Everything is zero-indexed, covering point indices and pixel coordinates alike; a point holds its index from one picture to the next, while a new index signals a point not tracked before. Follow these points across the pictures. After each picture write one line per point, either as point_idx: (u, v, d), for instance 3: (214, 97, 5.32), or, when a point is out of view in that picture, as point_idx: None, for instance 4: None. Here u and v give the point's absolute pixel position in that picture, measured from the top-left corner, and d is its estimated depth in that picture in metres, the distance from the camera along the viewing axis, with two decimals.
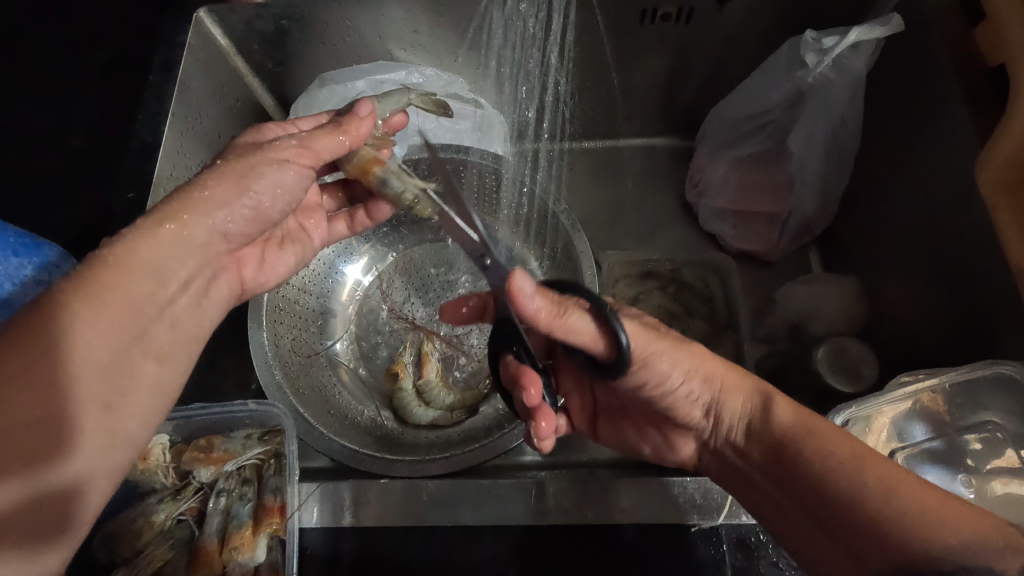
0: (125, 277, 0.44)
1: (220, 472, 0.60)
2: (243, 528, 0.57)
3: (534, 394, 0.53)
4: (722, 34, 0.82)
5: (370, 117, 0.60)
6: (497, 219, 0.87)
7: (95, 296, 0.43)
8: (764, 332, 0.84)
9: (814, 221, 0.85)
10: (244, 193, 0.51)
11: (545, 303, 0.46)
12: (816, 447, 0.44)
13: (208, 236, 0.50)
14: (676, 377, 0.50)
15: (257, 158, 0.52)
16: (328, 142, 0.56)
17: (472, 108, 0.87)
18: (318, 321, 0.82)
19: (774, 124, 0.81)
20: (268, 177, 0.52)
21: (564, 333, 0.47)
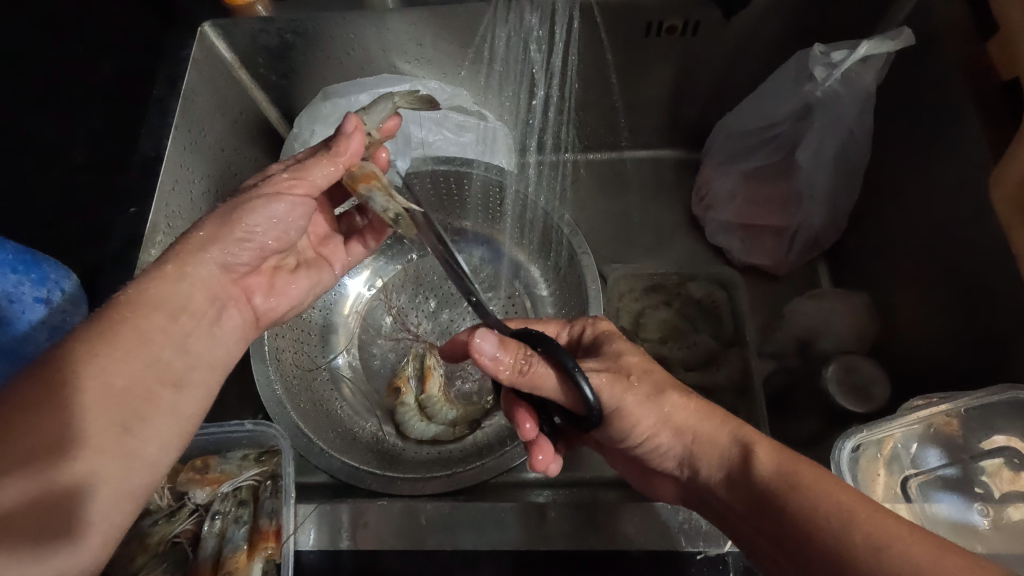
0: (139, 315, 0.47)
1: (216, 493, 0.59)
2: (238, 553, 0.55)
3: (528, 429, 0.54)
4: (728, 47, 0.81)
5: (357, 132, 0.58)
6: (501, 232, 0.87)
7: (108, 334, 0.45)
8: (772, 348, 0.82)
9: (823, 235, 0.84)
10: (236, 228, 0.53)
11: (508, 358, 0.47)
12: (801, 498, 0.41)
13: (210, 270, 0.52)
14: (643, 430, 0.49)
15: (250, 195, 0.54)
16: (321, 169, 0.57)
17: (475, 120, 0.86)
18: (320, 335, 0.81)
19: (782, 138, 0.80)
20: (260, 211, 0.54)
21: (532, 385, 0.48)
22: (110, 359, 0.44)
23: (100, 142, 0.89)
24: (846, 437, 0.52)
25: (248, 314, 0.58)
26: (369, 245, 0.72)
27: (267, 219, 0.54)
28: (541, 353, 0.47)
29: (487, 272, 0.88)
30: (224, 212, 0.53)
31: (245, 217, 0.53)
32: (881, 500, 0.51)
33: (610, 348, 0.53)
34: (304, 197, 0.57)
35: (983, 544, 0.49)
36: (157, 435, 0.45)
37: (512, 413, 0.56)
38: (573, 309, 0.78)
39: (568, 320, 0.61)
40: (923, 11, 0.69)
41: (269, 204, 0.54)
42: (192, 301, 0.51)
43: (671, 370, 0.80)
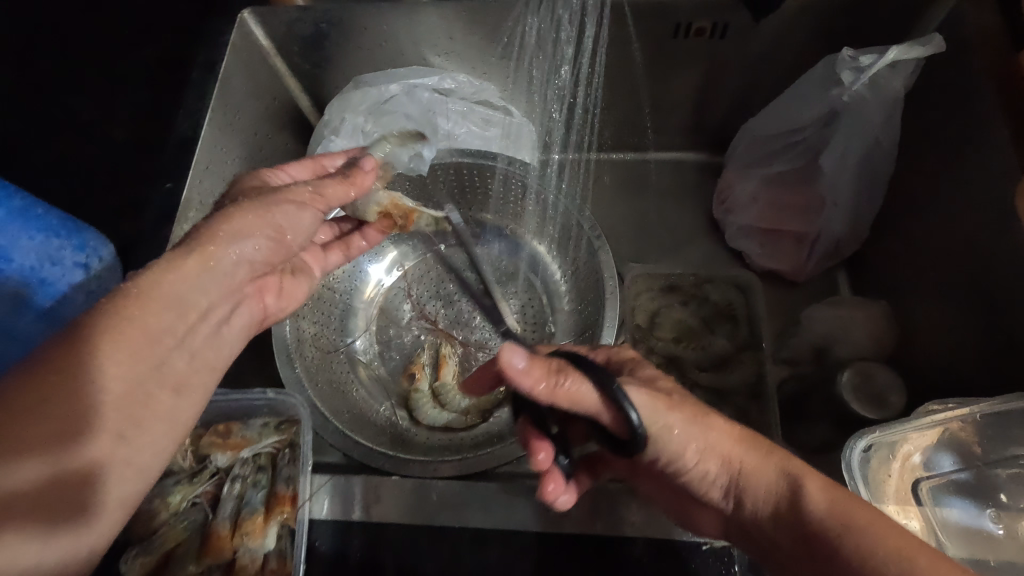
0: (151, 308, 0.45)
1: (236, 458, 0.60)
2: (255, 515, 0.56)
3: (542, 459, 0.52)
4: (756, 51, 0.81)
5: (373, 171, 0.62)
6: (523, 225, 0.88)
7: (119, 328, 0.44)
8: (787, 354, 0.83)
9: (843, 244, 0.84)
10: (267, 224, 0.52)
11: (539, 378, 0.46)
12: (859, 543, 0.39)
13: (233, 266, 0.50)
14: (690, 457, 0.47)
15: (275, 198, 0.53)
16: (339, 191, 0.58)
17: (501, 115, 0.87)
18: (340, 318, 0.83)
19: (804, 144, 0.81)
20: (286, 215, 0.53)
21: (565, 401, 0.47)
22: (117, 358, 0.44)
23: (136, 122, 0.92)
24: (860, 438, 0.51)
25: (262, 304, 0.60)
26: (348, 253, 0.74)
27: (279, 220, 0.52)
28: (574, 369, 0.47)
29: (505, 263, 0.89)
30: (262, 212, 0.52)
31: (270, 212, 0.52)
32: (886, 510, 0.50)
33: (640, 375, 0.53)
34: (319, 214, 0.57)
35: (998, 555, 0.49)
36: (167, 429, 0.48)
37: (526, 439, 0.53)
38: (591, 306, 0.79)
39: (593, 345, 0.60)
40: (955, 20, 0.69)
41: (293, 211, 0.54)
42: (207, 291, 0.50)
43: (684, 370, 0.81)
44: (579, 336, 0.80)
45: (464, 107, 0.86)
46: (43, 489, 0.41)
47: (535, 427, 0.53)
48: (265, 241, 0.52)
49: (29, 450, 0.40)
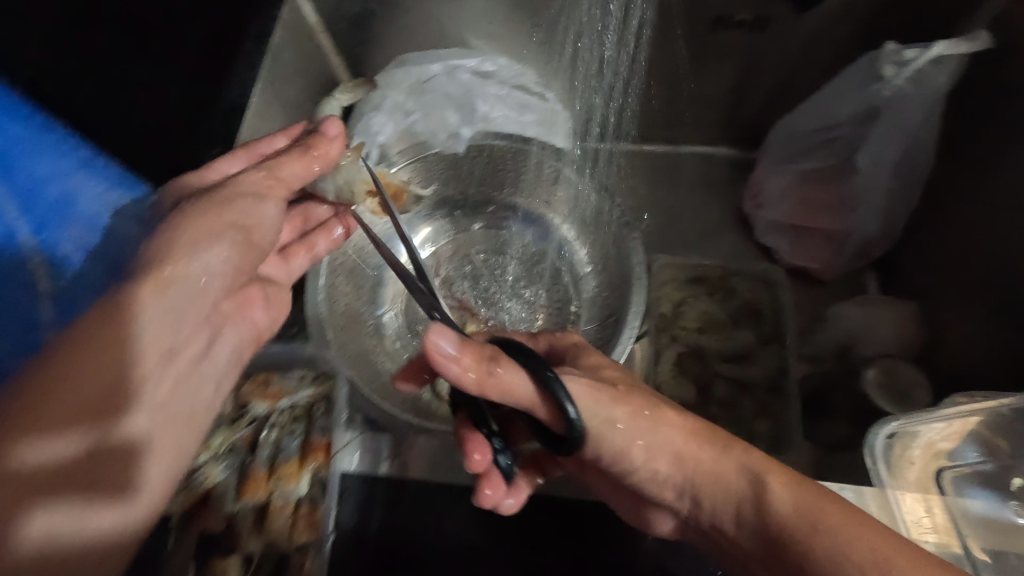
0: (120, 332, 0.43)
1: (274, 408, 0.59)
2: (290, 461, 0.56)
3: (477, 460, 0.49)
4: (796, 45, 0.81)
5: (338, 137, 0.59)
6: (552, 210, 0.90)
7: (107, 337, 0.42)
8: (810, 350, 0.84)
9: (874, 243, 0.84)
10: (226, 227, 0.49)
11: (468, 367, 0.44)
12: (830, 545, 0.41)
13: (193, 289, 0.47)
14: (637, 454, 0.49)
15: (230, 194, 0.51)
16: (296, 167, 0.56)
17: (537, 101, 0.88)
18: (370, 289, 0.85)
19: (841, 141, 0.80)
20: (245, 209, 0.51)
21: (497, 394, 0.45)
22: (106, 363, 0.42)
23: None
24: (884, 425, 0.51)
25: (252, 321, 0.55)
26: (314, 253, 0.66)
27: (236, 213, 0.50)
28: (508, 359, 0.46)
29: (532, 247, 0.91)
30: (218, 216, 0.49)
31: (219, 211, 0.49)
32: (908, 535, 0.48)
33: (588, 362, 0.54)
34: (280, 202, 0.54)
35: (1017, 549, 0.47)
36: (169, 442, 0.46)
37: (461, 438, 0.50)
38: (616, 290, 0.81)
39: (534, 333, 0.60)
40: None
41: (250, 200, 0.51)
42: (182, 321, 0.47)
43: (707, 361, 0.82)
44: (603, 320, 0.81)
45: (502, 91, 0.88)
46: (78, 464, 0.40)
47: (472, 425, 0.50)
48: (229, 244, 0.49)
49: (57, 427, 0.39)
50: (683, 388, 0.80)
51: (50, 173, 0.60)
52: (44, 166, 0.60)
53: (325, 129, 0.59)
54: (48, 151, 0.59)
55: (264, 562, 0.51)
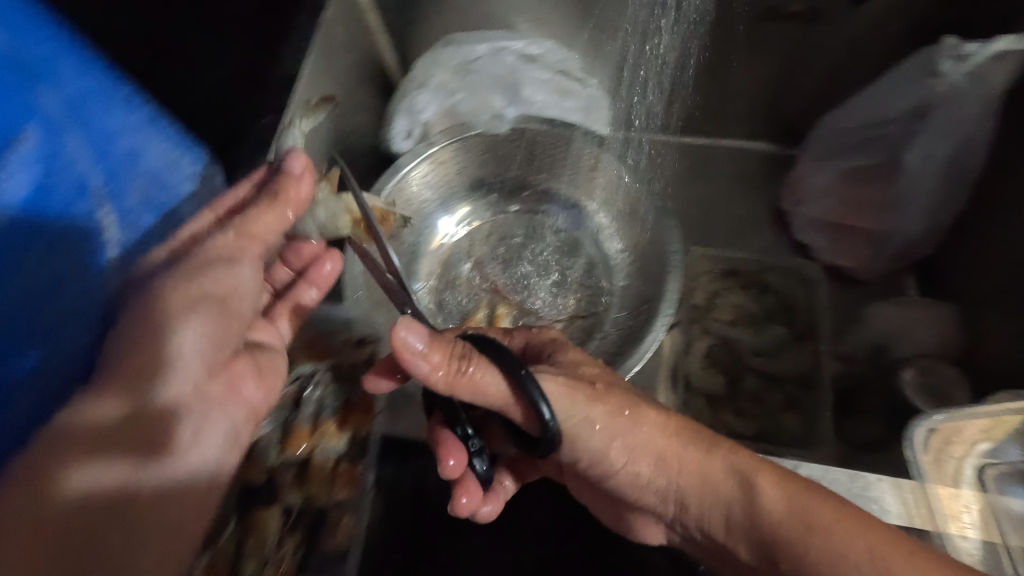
0: (141, 364, 0.45)
1: (318, 364, 0.59)
2: (333, 416, 0.56)
3: (451, 466, 0.48)
4: (849, 38, 0.81)
5: (305, 173, 0.55)
6: (590, 198, 0.90)
7: (140, 353, 0.46)
8: (844, 351, 0.82)
9: (916, 245, 0.83)
10: (194, 301, 0.48)
11: (437, 362, 0.44)
12: (823, 545, 0.42)
13: (166, 375, 0.46)
14: (616, 455, 0.49)
15: (195, 263, 0.50)
16: (265, 220, 0.52)
17: (580, 87, 0.88)
18: (407, 259, 0.87)
19: (888, 139, 0.79)
20: (212, 274, 0.49)
21: (468, 391, 0.45)
22: (144, 361, 0.46)
23: None
24: (928, 419, 0.51)
25: (244, 398, 0.50)
26: (299, 307, 0.61)
27: (213, 282, 0.49)
28: (481, 356, 0.45)
29: (566, 234, 0.91)
30: (194, 290, 0.48)
31: (192, 284, 0.48)
32: (934, 529, 0.47)
33: (566, 359, 0.52)
34: (257, 259, 0.52)
35: None
36: (152, 492, 0.44)
37: (435, 441, 0.50)
38: (651, 279, 0.80)
39: (510, 328, 0.58)
40: None
41: (223, 263, 0.50)
42: (159, 401, 0.45)
43: (738, 354, 0.81)
44: (635, 308, 0.81)
45: (546, 75, 0.88)
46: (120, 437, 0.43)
47: (446, 428, 0.50)
48: (206, 316, 0.48)
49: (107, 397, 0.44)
50: (713, 378, 0.80)
51: (120, 127, 0.58)
52: (113, 118, 0.57)
53: (288, 167, 0.54)
54: (120, 101, 0.59)
55: (303, 516, 0.52)
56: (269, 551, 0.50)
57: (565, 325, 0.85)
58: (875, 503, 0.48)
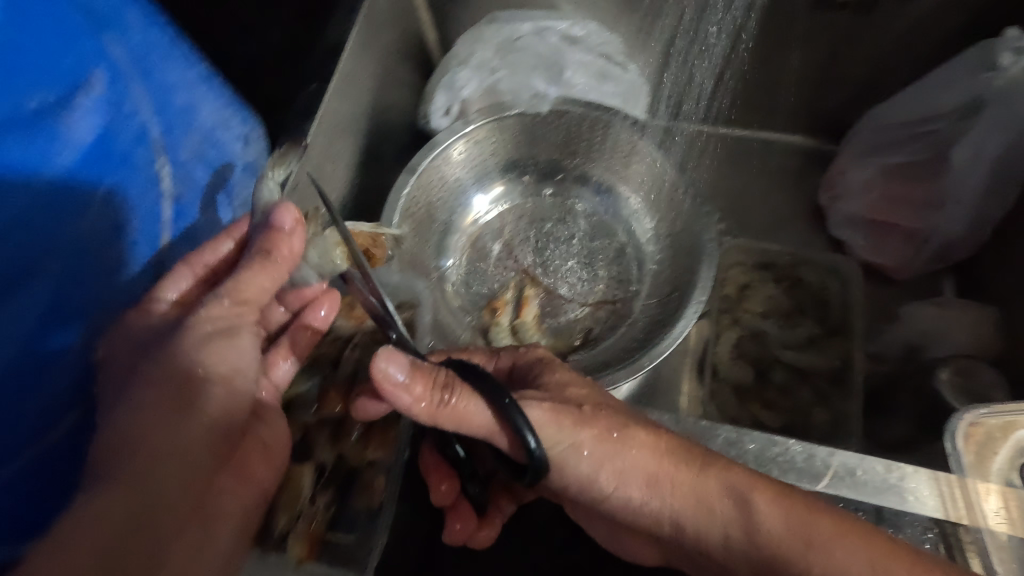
0: (144, 450, 0.43)
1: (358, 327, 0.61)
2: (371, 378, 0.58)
3: (443, 491, 0.54)
4: (900, 30, 0.80)
5: (297, 227, 0.51)
6: (625, 184, 0.89)
7: (142, 434, 0.43)
8: (876, 349, 0.81)
9: (957, 246, 0.81)
10: (192, 382, 0.46)
11: (421, 392, 0.44)
12: (827, 561, 0.42)
13: (171, 463, 0.43)
14: (605, 480, 0.47)
15: (187, 339, 0.47)
16: (256, 282, 0.49)
17: (620, 72, 0.88)
18: (439, 235, 0.88)
19: (935, 135, 0.78)
20: (211, 350, 0.47)
21: (450, 419, 0.45)
22: (150, 441, 0.43)
23: None
24: (972, 412, 0.50)
25: (250, 475, 0.49)
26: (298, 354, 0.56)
27: (211, 362, 0.47)
28: (463, 386, 0.45)
29: (599, 218, 0.91)
30: (189, 372, 0.46)
31: (185, 367, 0.46)
32: (969, 523, 0.46)
33: (552, 379, 0.51)
34: (250, 325, 0.50)
35: None
36: None
37: (429, 472, 0.55)
38: (684, 266, 0.79)
39: (498, 349, 0.57)
40: None
41: (218, 339, 0.48)
42: (174, 495, 0.43)
43: (767, 346, 0.81)
44: (666, 296, 0.80)
45: (587, 57, 0.88)
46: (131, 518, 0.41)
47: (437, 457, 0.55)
48: (209, 402, 0.46)
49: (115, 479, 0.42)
50: (742, 369, 0.80)
51: (179, 82, 0.60)
52: (174, 73, 0.59)
53: (278, 221, 0.51)
54: (178, 61, 0.59)
55: (334, 476, 0.55)
56: (303, 504, 0.53)
57: (593, 309, 0.85)
58: (910, 494, 0.48)
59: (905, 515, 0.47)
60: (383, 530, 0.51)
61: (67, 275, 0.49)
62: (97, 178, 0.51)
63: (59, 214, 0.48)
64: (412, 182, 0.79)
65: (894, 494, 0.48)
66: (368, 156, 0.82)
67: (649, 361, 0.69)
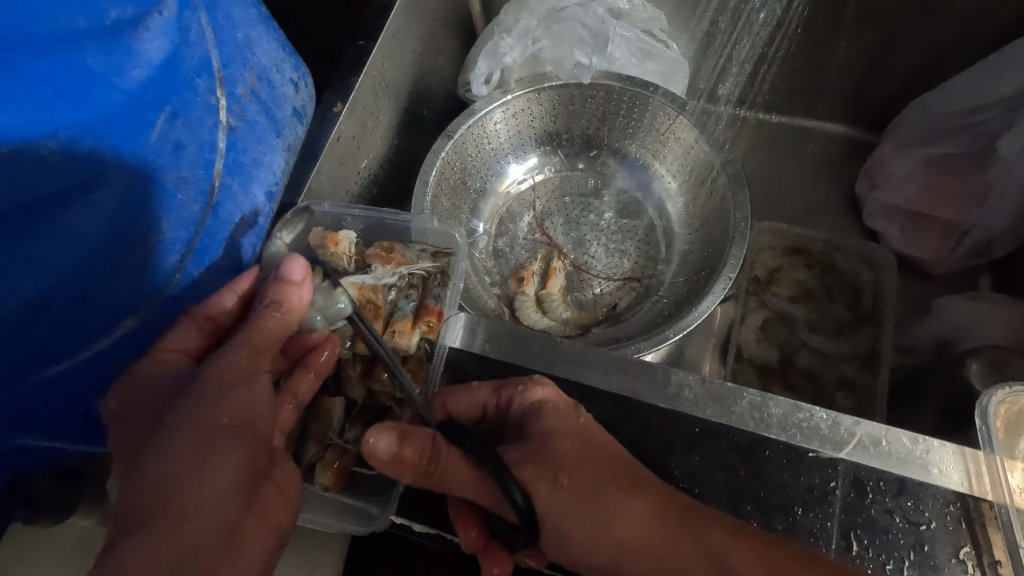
0: (171, 475, 0.37)
1: (394, 272, 0.64)
2: (406, 319, 0.62)
3: (472, 538, 0.47)
4: (955, 19, 0.78)
5: (305, 278, 0.49)
6: (660, 160, 0.88)
7: (167, 455, 0.38)
8: (906, 341, 0.81)
9: (997, 243, 0.79)
10: (205, 425, 0.40)
11: (407, 461, 0.42)
12: None
13: (208, 487, 0.38)
14: (588, 533, 0.42)
15: (206, 384, 0.42)
16: (265, 333, 0.47)
17: (663, 50, 0.88)
18: (474, 199, 0.89)
19: (983, 127, 0.77)
20: (229, 396, 0.41)
21: (439, 484, 0.44)
22: (176, 464, 0.38)
23: None
24: (1002, 390, 0.50)
25: (272, 520, 0.41)
26: (300, 402, 0.53)
27: (231, 406, 0.41)
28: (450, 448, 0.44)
29: (632, 194, 0.91)
30: (211, 416, 0.40)
31: (203, 415, 0.40)
32: (993, 498, 0.46)
33: (541, 427, 0.46)
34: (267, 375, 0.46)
35: None
36: None
37: (456, 516, 0.48)
38: (715, 245, 0.78)
39: (500, 382, 0.50)
40: None
41: (232, 383, 0.43)
42: (197, 550, 0.36)
43: (794, 329, 0.81)
44: (696, 272, 0.79)
45: (631, 33, 0.88)
46: (167, 536, 0.35)
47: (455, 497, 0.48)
48: (228, 450, 0.39)
49: (154, 505, 0.36)
50: (767, 351, 0.79)
51: (241, 19, 0.59)
52: (237, 9, 0.58)
53: (287, 272, 0.49)
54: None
55: (363, 412, 0.58)
56: (333, 435, 0.56)
57: (620, 285, 0.86)
58: (934, 466, 0.48)
59: (927, 487, 0.47)
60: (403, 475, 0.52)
61: (132, 195, 0.48)
62: (160, 107, 0.50)
63: (122, 140, 0.47)
64: (449, 146, 0.79)
65: (918, 466, 0.48)
66: (410, 118, 0.83)
67: (675, 333, 0.68)
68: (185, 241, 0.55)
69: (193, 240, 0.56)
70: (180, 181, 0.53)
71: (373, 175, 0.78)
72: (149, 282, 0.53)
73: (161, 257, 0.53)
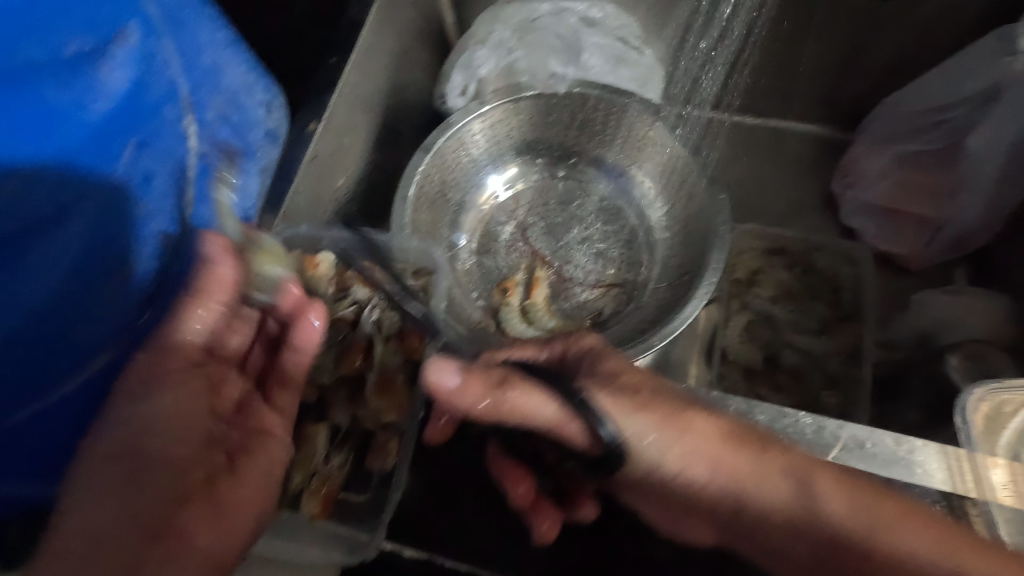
0: (93, 489, 0.40)
1: (375, 294, 0.62)
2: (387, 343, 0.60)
3: (523, 493, 0.51)
4: (921, 17, 0.80)
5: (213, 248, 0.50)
6: (638, 164, 0.88)
7: (88, 476, 0.41)
8: (887, 338, 0.82)
9: (970, 237, 0.81)
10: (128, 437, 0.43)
11: (480, 392, 0.45)
12: (895, 538, 0.42)
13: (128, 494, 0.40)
14: (674, 456, 0.46)
15: (125, 402, 0.45)
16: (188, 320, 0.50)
17: (636, 56, 0.89)
18: (454, 211, 0.88)
19: (950, 124, 0.79)
20: (149, 402, 0.45)
21: (515, 415, 0.46)
22: (93, 485, 0.40)
23: None
24: (982, 388, 0.51)
25: (204, 528, 0.41)
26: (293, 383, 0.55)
27: (155, 413, 0.44)
28: (519, 381, 0.46)
29: (613, 201, 0.90)
30: (121, 439, 0.43)
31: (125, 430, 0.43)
32: (976, 496, 0.47)
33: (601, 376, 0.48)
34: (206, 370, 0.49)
35: None
36: None
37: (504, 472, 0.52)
38: (696, 247, 0.79)
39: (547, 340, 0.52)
40: None
41: (145, 395, 0.45)
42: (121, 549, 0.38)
43: (777, 330, 0.81)
44: (678, 277, 0.80)
45: (604, 41, 0.88)
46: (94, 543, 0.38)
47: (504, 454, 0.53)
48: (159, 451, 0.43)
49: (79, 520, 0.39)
50: (752, 352, 0.80)
51: (208, 42, 0.58)
52: (204, 32, 0.58)
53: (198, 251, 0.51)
54: (205, 22, 0.57)
55: (348, 436, 0.57)
56: (318, 462, 0.55)
57: (605, 291, 0.85)
58: (919, 467, 0.48)
59: (911, 488, 0.48)
60: (396, 491, 0.53)
61: (93, 227, 0.48)
62: (124, 138, 0.49)
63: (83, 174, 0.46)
64: (427, 160, 0.79)
65: (902, 466, 0.48)
66: (386, 133, 0.83)
67: (660, 340, 0.68)
68: (155, 273, 0.54)
69: (165, 270, 0.55)
70: (147, 211, 0.52)
71: (350, 192, 0.78)
72: (121, 316, 0.52)
73: (135, 287, 0.52)
